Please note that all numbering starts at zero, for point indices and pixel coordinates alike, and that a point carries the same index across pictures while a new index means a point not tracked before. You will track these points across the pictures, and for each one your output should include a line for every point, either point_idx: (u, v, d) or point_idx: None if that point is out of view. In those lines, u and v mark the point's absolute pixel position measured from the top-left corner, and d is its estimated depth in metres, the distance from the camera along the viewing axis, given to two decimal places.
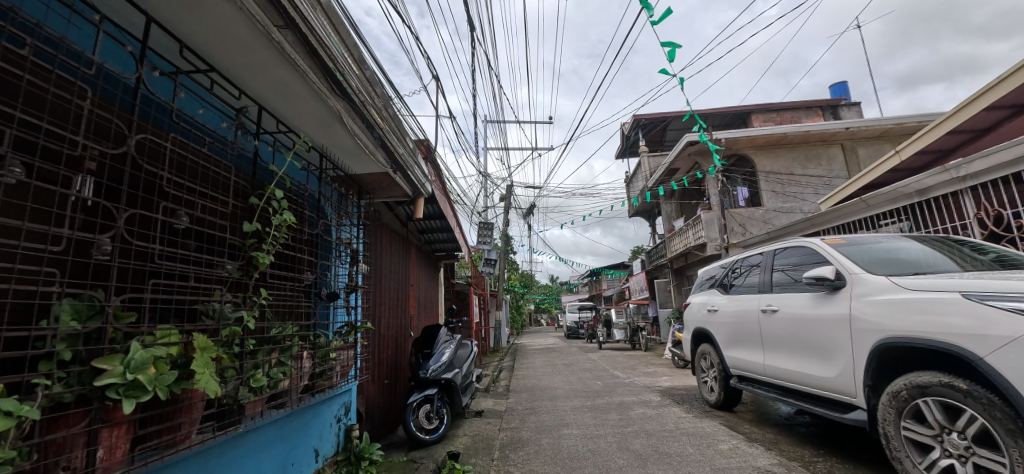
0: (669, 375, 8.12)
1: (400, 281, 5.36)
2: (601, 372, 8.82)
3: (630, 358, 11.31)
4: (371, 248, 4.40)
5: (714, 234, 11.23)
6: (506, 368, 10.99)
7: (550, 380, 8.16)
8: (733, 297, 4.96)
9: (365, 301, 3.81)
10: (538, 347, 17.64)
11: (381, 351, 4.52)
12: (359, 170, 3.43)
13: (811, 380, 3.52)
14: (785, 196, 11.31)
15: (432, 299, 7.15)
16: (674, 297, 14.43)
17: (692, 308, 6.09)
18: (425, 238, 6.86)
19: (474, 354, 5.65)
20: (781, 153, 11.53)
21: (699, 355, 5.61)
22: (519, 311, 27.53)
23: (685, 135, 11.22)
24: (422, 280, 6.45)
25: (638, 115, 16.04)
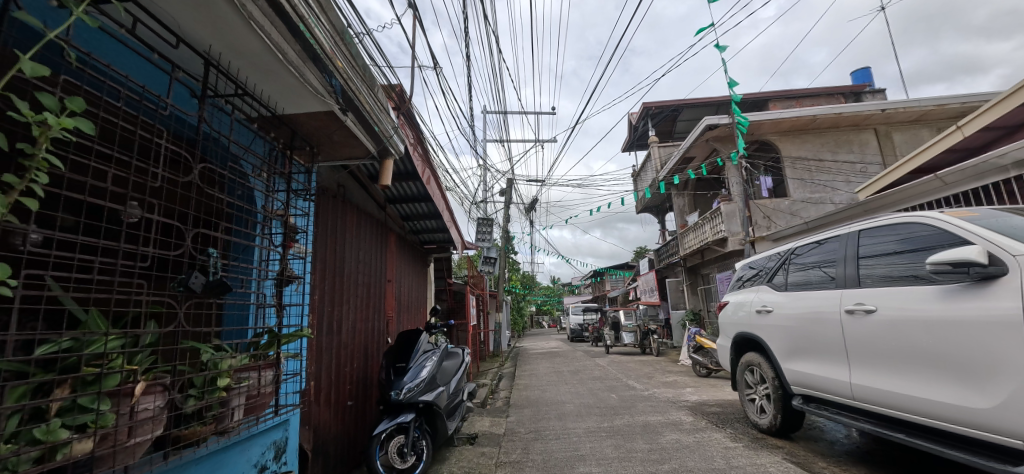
0: (693, 387, 7.04)
1: (373, 273, 4.31)
2: (613, 382, 7.74)
3: (643, 365, 10.22)
4: (324, 225, 3.36)
5: (736, 228, 10.15)
6: (507, 376, 9.88)
7: (557, 392, 7.07)
8: (791, 293, 3.92)
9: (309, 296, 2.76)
10: (541, 351, 16.53)
11: (342, 364, 3.47)
12: (289, 106, 2.34)
13: (953, 410, 2.47)
14: (813, 186, 10.24)
15: (419, 299, 6.10)
16: (688, 297, 13.33)
17: (730, 309, 5.04)
18: (410, 226, 5.81)
19: (466, 366, 4.57)
20: (809, 138, 10.47)
21: (741, 368, 4.51)
22: (520, 312, 26.43)
23: (704, 117, 10.14)
24: (406, 275, 5.40)
25: (648, 104, 14.99)
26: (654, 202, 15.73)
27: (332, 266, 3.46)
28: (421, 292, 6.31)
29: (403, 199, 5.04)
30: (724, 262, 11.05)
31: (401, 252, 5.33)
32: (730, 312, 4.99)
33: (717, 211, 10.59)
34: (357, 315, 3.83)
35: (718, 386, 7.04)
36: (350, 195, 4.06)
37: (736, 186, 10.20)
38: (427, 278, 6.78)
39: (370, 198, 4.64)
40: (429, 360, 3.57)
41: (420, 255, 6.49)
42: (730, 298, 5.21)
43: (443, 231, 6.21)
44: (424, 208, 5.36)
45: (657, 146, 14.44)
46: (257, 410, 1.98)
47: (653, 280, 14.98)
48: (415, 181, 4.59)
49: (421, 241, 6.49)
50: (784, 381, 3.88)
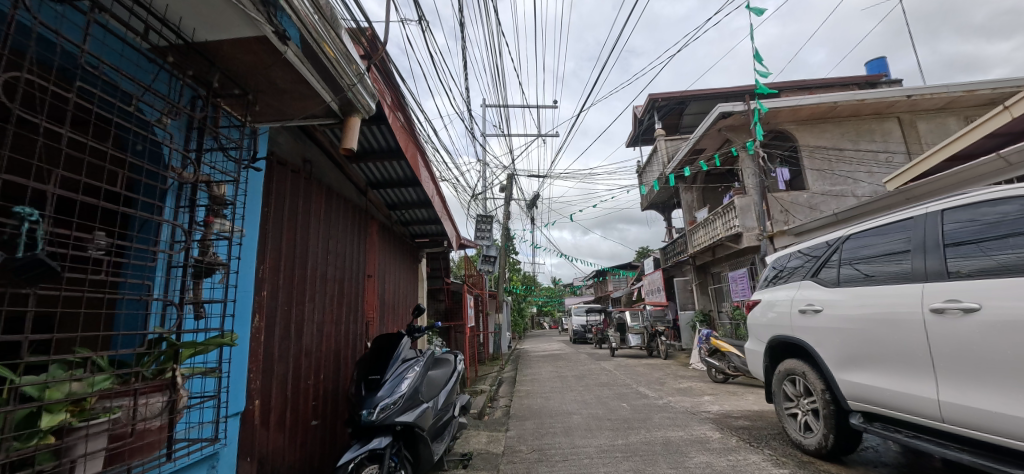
0: (712, 395, 6.38)
1: (351, 267, 3.69)
2: (623, 389, 7.08)
3: (654, 369, 9.56)
4: (277, 204, 2.73)
5: (751, 222, 9.48)
6: (507, 382, 9.22)
7: (562, 400, 6.41)
8: (844, 289, 3.28)
9: (244, 291, 2.14)
10: (543, 353, 15.87)
11: (304, 377, 2.84)
12: (205, 30, 1.69)
13: None
14: (833, 178, 9.58)
15: (409, 299, 5.47)
16: (697, 297, 12.67)
17: (760, 308, 4.40)
18: (398, 217, 5.17)
19: (458, 375, 3.91)
20: (828, 127, 9.82)
21: (778, 377, 3.88)
22: (521, 313, 25.78)
23: (717, 105, 9.47)
24: (391, 271, 4.75)
25: (654, 95, 14.33)
26: (661, 197, 15.07)
27: (292, 256, 2.83)
28: (412, 291, 5.69)
29: (388, 183, 4.40)
30: (737, 260, 10.39)
31: (386, 245, 4.69)
32: (761, 312, 4.31)
33: (730, 206, 9.95)
34: (327, 316, 3.20)
35: (739, 394, 6.39)
36: (320, 175, 3.42)
37: (752, 179, 9.55)
38: (419, 274, 6.14)
39: (348, 180, 4.00)
40: (411, 370, 2.91)
41: (410, 250, 5.84)
42: (761, 296, 4.52)
43: (437, 223, 5.57)
44: (413, 196, 4.73)
45: (664, 139, 13.78)
46: (138, 456, 1.35)
47: (659, 280, 14.32)
48: (401, 160, 3.95)
49: (412, 235, 5.85)
50: (838, 394, 3.25)
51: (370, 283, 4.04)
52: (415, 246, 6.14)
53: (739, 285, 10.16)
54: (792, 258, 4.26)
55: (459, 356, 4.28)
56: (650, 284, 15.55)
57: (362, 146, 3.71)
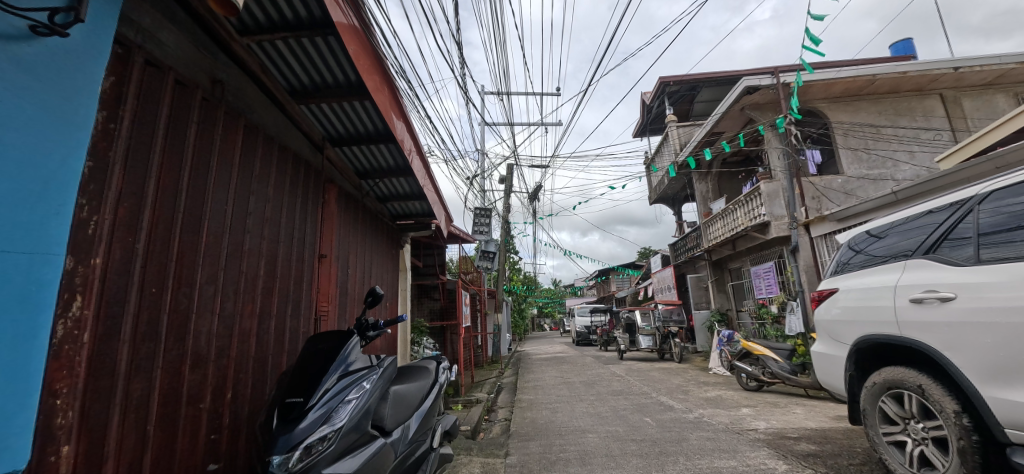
0: (750, 407, 5.35)
1: (293, 243, 2.70)
2: (642, 398, 6.06)
3: (671, 375, 8.53)
4: (142, 125, 1.73)
5: (779, 211, 8.41)
6: (506, 389, 8.19)
7: (572, 414, 5.37)
8: (993, 268, 2.29)
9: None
10: (545, 356, 14.86)
11: (192, 399, 1.85)
12: None
13: None
14: (870, 160, 8.58)
15: (389, 293, 4.46)
16: (713, 296, 11.67)
17: (833, 300, 3.40)
18: (373, 190, 4.16)
19: (439, 393, 2.89)
20: (864, 106, 8.82)
21: (874, 392, 2.87)
22: (521, 313, 24.75)
23: (741, 78, 8.39)
24: (361, 256, 3.75)
25: (664, 78, 13.30)
26: (672, 189, 14.06)
27: (174, 212, 1.84)
28: (392, 283, 4.67)
29: (354, 140, 3.40)
30: (761, 253, 9.36)
31: (355, 222, 3.69)
32: (839, 307, 3.27)
33: (754, 193, 8.91)
34: (243, 308, 2.20)
35: (782, 405, 5.35)
36: (243, 109, 2.43)
37: (779, 162, 8.51)
38: (402, 263, 5.12)
39: (294, 129, 3.00)
40: (354, 391, 1.86)
41: (391, 234, 4.82)
42: (840, 284, 3.42)
43: (423, 201, 4.55)
44: (389, 159, 3.72)
45: (675, 125, 12.72)
46: None
47: (670, 277, 13.28)
48: (366, 102, 2.94)
49: (394, 215, 4.84)
50: (988, 421, 2.25)
51: (325, 267, 3.06)
52: (399, 230, 5.11)
53: (764, 281, 9.16)
54: (885, 233, 3.19)
55: (444, 364, 3.27)
56: (660, 282, 14.52)
57: (310, 79, 2.70)
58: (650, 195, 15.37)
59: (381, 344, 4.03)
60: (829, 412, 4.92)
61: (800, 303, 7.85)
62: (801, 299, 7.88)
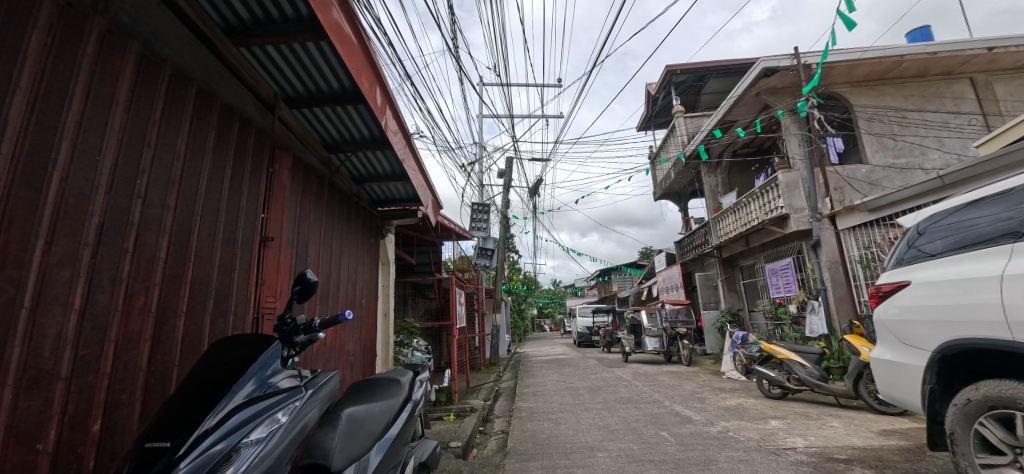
0: (778, 419, 4.72)
1: (220, 219, 2.07)
2: (655, 408, 5.43)
3: (682, 379, 7.91)
4: None
5: (799, 203, 7.75)
6: (504, 395, 7.56)
7: (576, 428, 4.74)
8: None
9: None
10: (547, 358, 14.24)
11: (23, 437, 1.23)
12: None
13: None
14: (897, 148, 7.93)
15: (367, 287, 3.84)
16: (723, 295, 11.05)
17: (903, 295, 2.75)
18: (346, 166, 3.50)
19: (413, 413, 2.26)
20: (889, 90, 8.19)
21: (971, 411, 2.26)
22: (521, 313, 24.13)
23: (759, 60, 7.73)
24: (330, 242, 3.13)
25: (671, 67, 12.59)
26: (678, 184, 13.42)
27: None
28: (372, 276, 4.05)
29: (317, 101, 2.74)
30: (777, 249, 8.73)
31: (321, 201, 3.06)
32: (897, 306, 2.78)
33: (771, 184, 8.27)
34: (125, 303, 1.57)
35: (816, 418, 4.72)
36: (144, 36, 1.76)
37: (799, 150, 7.88)
38: (384, 255, 4.47)
39: (234, 80, 2.34)
40: (262, 427, 1.25)
41: (371, 221, 4.17)
42: (915, 275, 2.73)
43: (406, 182, 3.89)
44: (362, 127, 3.05)
45: (682, 115, 12.05)
46: None
47: (677, 275, 12.64)
48: (325, 49, 2.26)
49: (374, 198, 4.17)
50: None
51: (272, 252, 2.44)
52: (381, 216, 4.45)
53: (780, 278, 8.53)
54: (937, 226, 2.71)
55: (422, 375, 2.64)
56: (666, 281, 13.89)
57: (247, 11, 1.98)
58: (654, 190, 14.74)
59: (354, 346, 3.42)
60: (871, 427, 4.30)
61: (823, 301, 7.29)
62: (823, 297, 7.32)
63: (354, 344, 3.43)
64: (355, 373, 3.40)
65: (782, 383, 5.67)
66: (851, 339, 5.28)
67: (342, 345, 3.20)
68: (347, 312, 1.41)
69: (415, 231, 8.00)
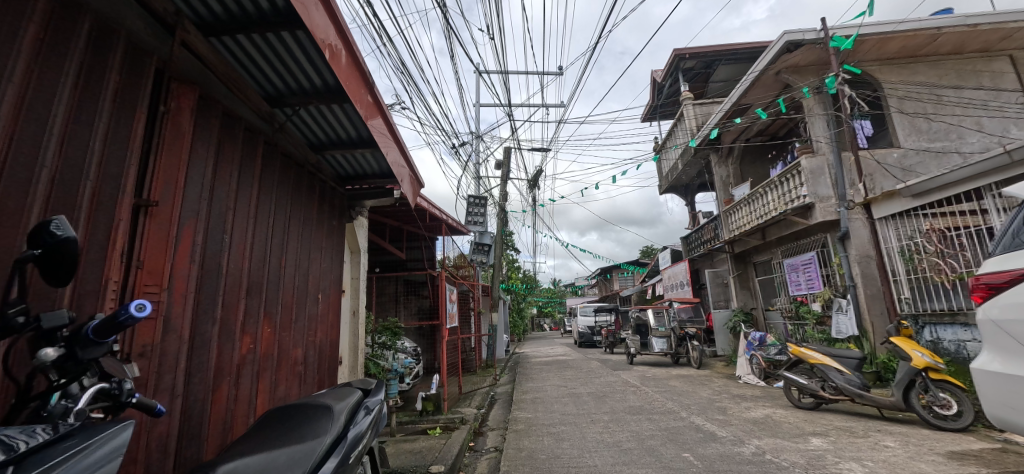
0: (819, 437, 4.01)
1: (49, 168, 1.34)
2: (671, 421, 4.71)
3: (695, 384, 7.20)
4: None
5: (825, 191, 7.02)
6: (499, 402, 6.84)
7: (580, 447, 4.02)
8: None
9: None
10: (546, 359, 13.54)
11: None
12: None
13: None
14: (933, 132, 7.19)
15: (326, 279, 3.10)
16: (735, 293, 10.34)
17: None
18: (296, 125, 2.75)
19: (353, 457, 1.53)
20: (922, 69, 7.46)
21: None
22: (520, 312, 23.36)
23: (782, 32, 7.00)
24: (266, 219, 2.39)
25: (681, 49, 11.65)
26: (685, 176, 12.68)
27: None
28: (336, 265, 3.30)
29: (241, 26, 1.96)
30: (797, 242, 8.03)
31: (253, 163, 2.33)
32: (1003, 305, 2.15)
33: (792, 171, 7.56)
34: None
35: (863, 435, 4.01)
36: None
37: (824, 134, 7.17)
38: (355, 240, 3.70)
39: None
40: None
41: (335, 199, 3.41)
42: None
43: (376, 150, 3.14)
44: (310, 71, 2.31)
45: (691, 102, 11.29)
46: None
47: (685, 272, 11.93)
48: None
49: (339, 170, 3.41)
50: None
51: (158, 223, 1.71)
52: (348, 193, 3.69)
53: (800, 274, 7.82)
54: None
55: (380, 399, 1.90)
56: (672, 278, 13.18)
57: None
58: (660, 184, 13.99)
59: (302, 353, 2.69)
60: (935, 447, 3.59)
61: (851, 299, 6.62)
62: (851, 294, 6.65)
63: (303, 349, 2.70)
64: (302, 386, 2.67)
65: (816, 392, 4.97)
66: (897, 343, 4.57)
67: (283, 352, 2.47)
68: (134, 305, 1.00)
69: (401, 221, 7.25)
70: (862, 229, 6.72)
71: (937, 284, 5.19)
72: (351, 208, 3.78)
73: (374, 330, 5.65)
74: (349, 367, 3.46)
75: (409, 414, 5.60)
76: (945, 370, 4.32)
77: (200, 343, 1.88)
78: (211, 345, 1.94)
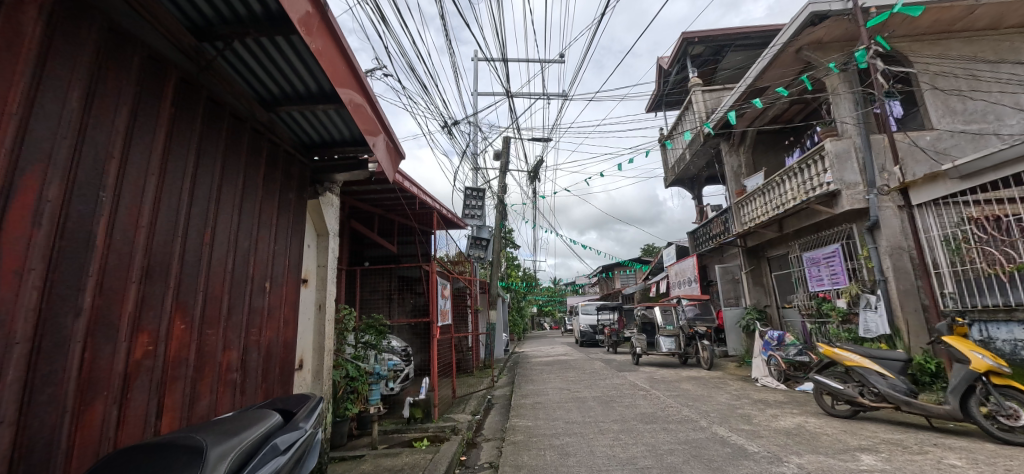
0: (869, 453, 3.42)
1: None
2: (692, 433, 4.11)
3: (709, 387, 6.63)
4: None
5: (853, 177, 6.42)
6: (497, 407, 6.27)
7: (588, 464, 3.45)
8: None
9: None
10: (548, 359, 12.97)
11: None
12: None
13: None
14: (969, 113, 6.59)
15: (278, 264, 2.50)
16: (747, 290, 9.76)
17: None
18: (233, 67, 2.14)
19: None
20: (955, 45, 6.85)
21: None
22: (519, 311, 22.79)
23: (806, 3, 6.38)
24: (180, 180, 1.81)
25: (689, 33, 11.03)
26: (692, 168, 12.08)
27: None
28: (295, 248, 2.71)
29: None
30: (818, 235, 7.44)
31: (158, 104, 1.74)
32: None
33: (814, 157, 6.97)
34: None
35: (920, 451, 3.42)
36: None
37: (851, 115, 6.58)
38: (322, 221, 3.08)
39: None
40: None
41: (292, 168, 2.79)
42: None
43: (340, 106, 2.52)
44: None
45: (700, 88, 10.69)
46: None
47: (694, 268, 11.47)
48: None
49: (297, 133, 2.78)
50: None
51: None
52: (312, 162, 3.07)
53: (822, 268, 7.23)
54: None
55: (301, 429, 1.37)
56: (679, 275, 12.60)
57: None
58: (666, 176, 13.41)
59: (240, 354, 2.12)
60: (1013, 468, 3.01)
61: (882, 295, 6.04)
62: (882, 289, 6.07)
63: (242, 350, 2.13)
64: (240, 397, 2.10)
65: (855, 400, 4.37)
66: (950, 343, 4.02)
67: (206, 355, 1.90)
68: None
69: (389, 210, 6.67)
70: (894, 218, 6.14)
71: (988, 276, 4.67)
72: (316, 182, 3.15)
73: (356, 328, 5.07)
74: (315, 371, 2.88)
75: (395, 421, 5.03)
76: (1009, 375, 3.72)
77: (52, 345, 1.30)
78: (73, 346, 1.36)
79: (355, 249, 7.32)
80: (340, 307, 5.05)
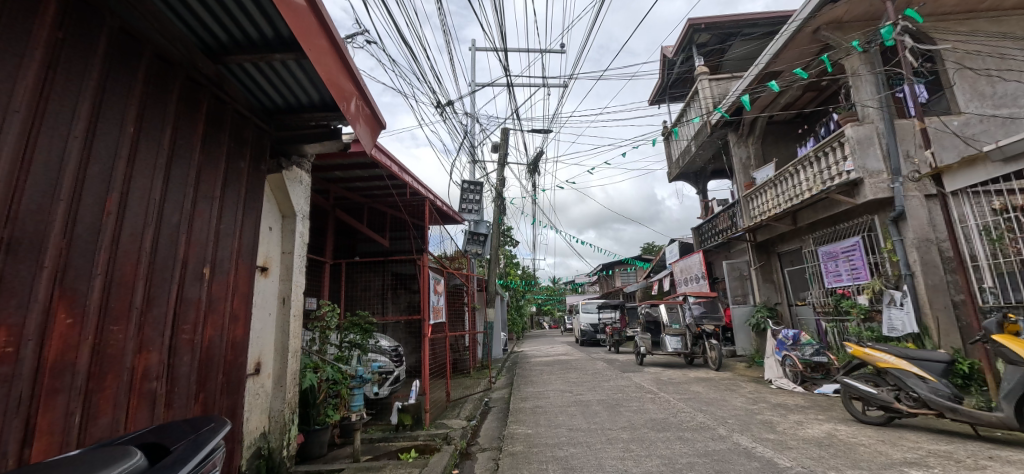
0: (919, 468, 2.98)
1: None
2: (711, 443, 3.67)
3: (722, 390, 6.18)
4: None
5: (876, 164, 5.98)
6: (494, 412, 5.82)
7: None
8: None
9: None
10: (548, 359, 12.52)
11: None
12: None
13: None
14: (999, 96, 6.10)
15: (225, 247, 2.05)
16: (756, 287, 9.32)
17: None
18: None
19: None
20: (984, 25, 6.38)
21: None
22: (519, 309, 22.33)
23: None
24: (64, 124, 1.35)
25: (695, 19, 10.56)
26: (698, 161, 11.63)
27: None
28: (249, 229, 2.26)
29: None
30: (835, 228, 7.00)
31: (31, 19, 1.28)
32: None
33: (832, 144, 6.54)
34: None
35: (977, 466, 2.99)
36: None
37: (873, 98, 6.14)
38: (286, 201, 2.62)
39: None
40: None
41: (247, 132, 2.32)
42: None
43: (300, 55, 2.02)
44: None
45: (707, 77, 10.21)
46: None
47: (701, 265, 11.01)
48: None
49: (253, 92, 2.31)
50: None
51: None
52: (273, 130, 2.60)
53: (841, 262, 6.79)
54: None
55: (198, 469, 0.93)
56: (685, 272, 12.16)
57: None
58: (670, 170, 12.94)
59: (162, 357, 1.67)
60: None
61: (909, 290, 5.61)
62: (907, 285, 5.64)
63: (166, 351, 1.69)
64: (161, 411, 1.66)
65: (891, 406, 3.95)
66: (1002, 342, 3.56)
67: (107, 358, 1.46)
68: None
69: (377, 201, 6.20)
70: (921, 209, 5.71)
71: None
72: (280, 154, 2.69)
73: (340, 327, 4.65)
74: (277, 375, 2.45)
75: (383, 428, 4.58)
76: None
77: None
78: None
79: (342, 243, 6.84)
80: (321, 303, 4.60)
